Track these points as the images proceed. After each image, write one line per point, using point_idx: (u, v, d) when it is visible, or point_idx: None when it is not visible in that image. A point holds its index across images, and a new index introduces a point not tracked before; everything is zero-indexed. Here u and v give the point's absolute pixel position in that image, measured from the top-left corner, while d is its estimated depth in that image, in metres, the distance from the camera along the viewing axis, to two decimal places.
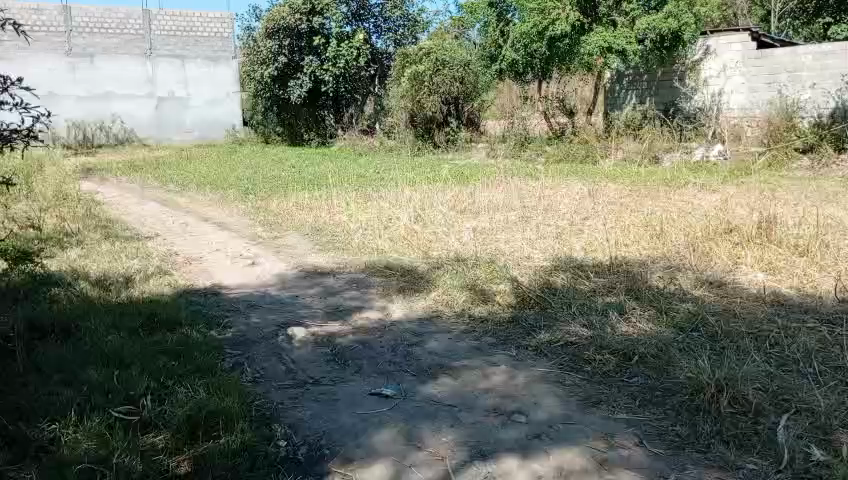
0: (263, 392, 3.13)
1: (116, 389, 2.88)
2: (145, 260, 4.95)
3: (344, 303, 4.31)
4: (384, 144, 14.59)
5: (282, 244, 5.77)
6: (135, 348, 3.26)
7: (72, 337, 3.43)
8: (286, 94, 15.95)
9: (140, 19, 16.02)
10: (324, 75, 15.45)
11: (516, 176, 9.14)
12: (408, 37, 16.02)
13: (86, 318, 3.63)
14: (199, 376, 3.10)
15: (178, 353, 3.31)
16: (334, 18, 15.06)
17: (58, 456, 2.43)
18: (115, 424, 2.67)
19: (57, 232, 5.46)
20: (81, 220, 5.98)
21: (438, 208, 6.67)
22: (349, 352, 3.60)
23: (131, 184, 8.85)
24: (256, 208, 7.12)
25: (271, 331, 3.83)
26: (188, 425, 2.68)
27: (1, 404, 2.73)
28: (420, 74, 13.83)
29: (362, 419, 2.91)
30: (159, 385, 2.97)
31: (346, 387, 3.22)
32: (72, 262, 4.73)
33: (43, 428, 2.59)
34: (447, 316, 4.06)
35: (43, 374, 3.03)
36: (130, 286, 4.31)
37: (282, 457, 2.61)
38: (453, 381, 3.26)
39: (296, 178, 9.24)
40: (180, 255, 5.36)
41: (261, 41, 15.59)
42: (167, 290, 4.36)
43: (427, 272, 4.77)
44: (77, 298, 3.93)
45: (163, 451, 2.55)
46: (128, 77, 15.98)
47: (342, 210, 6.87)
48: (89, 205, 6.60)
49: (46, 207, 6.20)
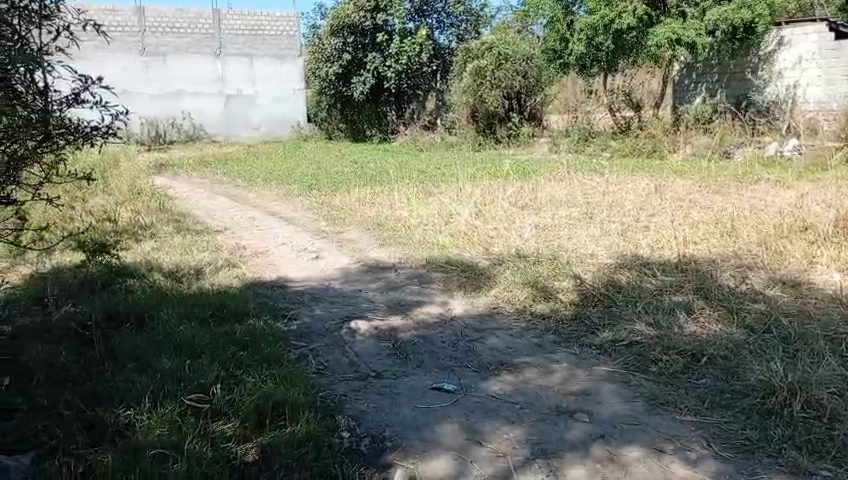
0: (327, 383, 3.19)
1: (188, 378, 2.98)
2: (214, 253, 5.11)
3: (406, 298, 4.34)
4: (445, 140, 14.63)
5: (345, 238, 5.86)
6: (206, 339, 3.37)
7: (146, 326, 3.57)
8: (350, 91, 16.19)
9: (209, 19, 16.57)
10: (387, 71, 15.60)
11: (579, 171, 9.00)
12: (471, 32, 16.06)
13: (159, 308, 3.77)
14: (266, 366, 3.18)
15: (245, 344, 3.40)
16: (398, 14, 15.27)
17: (134, 440, 2.53)
18: (186, 411, 2.77)
19: (133, 225, 5.69)
20: (154, 213, 6.21)
21: (499, 204, 6.64)
22: (411, 347, 3.62)
23: (202, 179, 9.15)
24: (320, 203, 7.25)
25: (334, 324, 3.89)
26: (255, 414, 2.75)
27: (81, 389, 2.87)
28: (482, 68, 13.88)
29: (423, 413, 2.93)
30: (228, 374, 3.06)
31: (408, 381, 3.24)
32: (146, 254, 4.92)
33: (120, 413, 2.71)
34: (508, 313, 4.04)
35: (119, 361, 3.16)
36: (200, 278, 4.46)
37: (345, 448, 2.66)
38: (515, 378, 3.25)
39: (358, 174, 9.36)
40: (247, 249, 5.51)
41: (326, 39, 15.85)
42: (235, 282, 4.49)
43: (488, 268, 4.75)
44: (151, 288, 4.09)
45: (232, 438, 2.63)
46: (199, 75, 16.52)
47: (403, 205, 6.92)
48: (162, 200, 6.86)
49: (121, 201, 6.47)
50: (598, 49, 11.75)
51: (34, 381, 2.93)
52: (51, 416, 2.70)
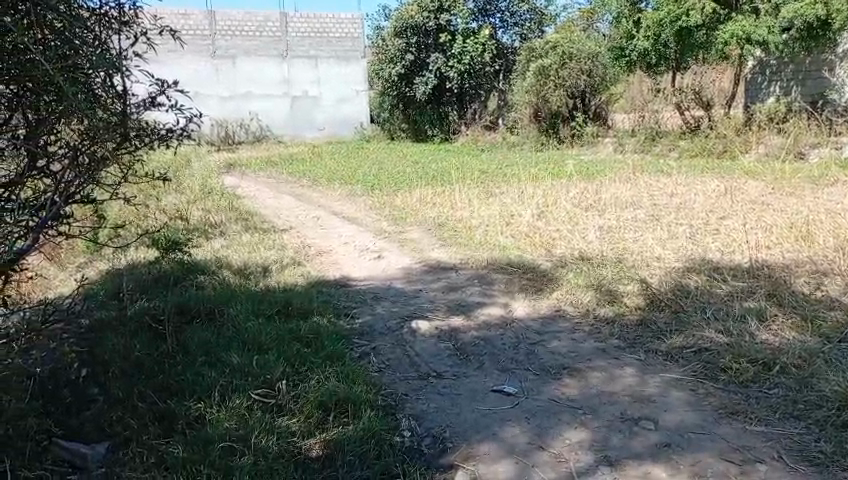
0: (389, 382, 3.22)
1: (255, 373, 3.07)
2: (281, 252, 5.23)
3: (467, 299, 4.34)
4: (507, 140, 14.58)
5: (407, 238, 5.90)
6: (272, 335, 3.46)
7: (215, 321, 3.69)
8: (412, 92, 16.28)
9: (277, 22, 16.87)
10: (449, 72, 15.63)
11: (646, 172, 8.80)
12: (535, 31, 15.93)
13: (227, 304, 3.89)
14: (329, 364, 3.24)
15: (309, 342, 3.47)
16: (461, 14, 15.34)
17: (203, 433, 2.62)
18: (253, 406, 2.85)
19: (203, 223, 5.89)
20: (223, 212, 6.41)
21: (562, 205, 6.55)
22: (472, 348, 3.62)
23: (269, 179, 9.39)
24: (383, 203, 7.33)
25: (395, 323, 3.93)
26: (319, 410, 2.81)
27: (155, 382, 2.98)
28: (546, 68, 13.79)
29: (484, 415, 2.92)
30: (293, 371, 3.13)
31: (469, 382, 3.24)
32: (216, 251, 5.08)
33: (191, 405, 2.81)
34: (571, 316, 3.99)
35: (190, 355, 3.28)
36: (266, 276, 4.57)
37: (406, 447, 2.68)
38: (577, 383, 3.20)
39: (421, 174, 9.42)
40: (312, 248, 5.62)
41: (389, 40, 15.97)
42: (300, 280, 4.59)
43: (551, 270, 4.70)
44: (220, 285, 4.22)
45: (297, 433, 2.69)
46: (267, 78, 16.93)
47: (464, 206, 6.91)
48: (230, 199, 7.07)
49: (193, 200, 6.70)
50: (667, 47, 11.49)
51: (111, 373, 3.07)
52: (127, 406, 2.82)
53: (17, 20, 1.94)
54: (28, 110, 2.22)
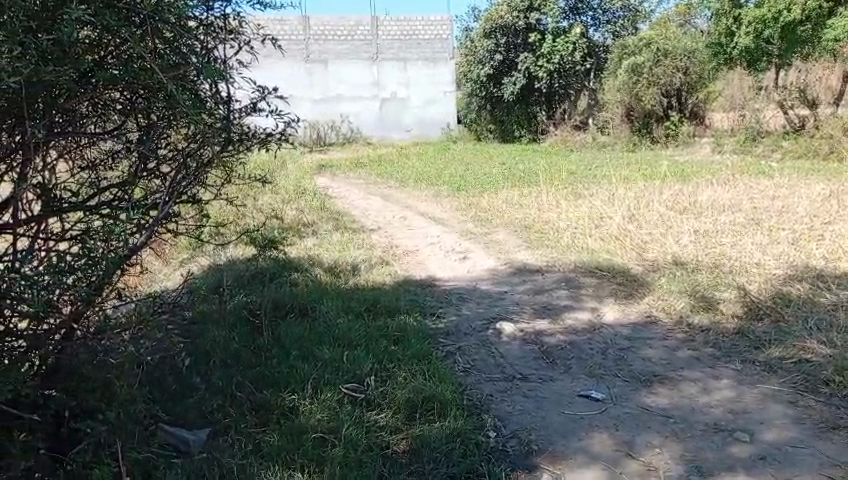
0: (474, 382, 3.24)
1: (345, 369, 3.17)
2: (369, 251, 5.35)
3: (554, 302, 4.30)
4: (597, 140, 14.28)
5: (493, 240, 5.91)
6: (361, 332, 3.56)
7: (308, 317, 3.83)
8: (500, 92, 16.20)
9: (368, 26, 17.23)
10: (538, 72, 15.48)
11: (745, 173, 8.42)
12: (628, 28, 15.60)
13: (319, 300, 4.03)
14: (417, 361, 3.30)
15: (396, 339, 3.56)
16: (552, 13, 15.16)
17: (297, 423, 2.75)
18: (343, 400, 2.95)
19: (297, 222, 6.10)
20: (315, 212, 6.61)
21: (654, 207, 6.37)
22: (558, 352, 3.59)
23: (358, 179, 9.60)
24: (468, 204, 7.35)
25: (481, 324, 3.95)
26: (407, 407, 2.88)
27: (252, 373, 3.14)
28: (639, 66, 13.43)
29: (572, 420, 2.90)
30: (381, 367, 3.22)
31: (554, 386, 3.22)
32: (308, 249, 5.26)
33: (286, 397, 2.94)
34: (664, 323, 3.89)
35: (284, 348, 3.42)
36: (356, 275, 4.70)
37: (491, 447, 2.69)
38: (668, 392, 3.12)
39: (509, 175, 9.38)
40: (399, 247, 5.72)
41: (479, 41, 15.98)
42: (388, 279, 4.68)
43: (643, 275, 4.59)
44: (312, 282, 4.37)
45: (385, 428, 2.77)
46: (358, 81, 17.27)
47: (551, 207, 6.84)
48: (321, 199, 7.29)
49: (287, 200, 6.95)
50: None
51: (212, 363, 3.24)
52: (226, 396, 2.98)
53: (133, 31, 2.12)
54: (140, 115, 2.38)
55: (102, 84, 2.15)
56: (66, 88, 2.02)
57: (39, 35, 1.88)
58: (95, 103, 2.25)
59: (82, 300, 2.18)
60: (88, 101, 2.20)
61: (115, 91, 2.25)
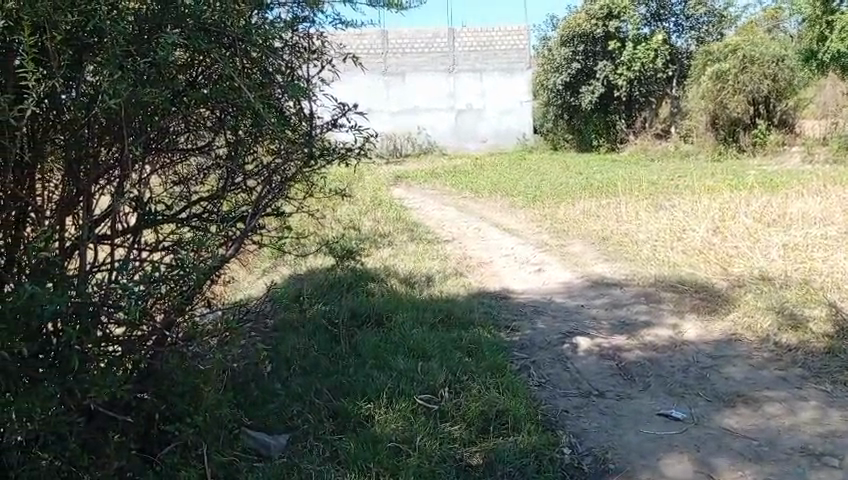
0: (548, 398, 3.22)
1: (419, 379, 3.21)
2: (444, 262, 5.40)
3: (632, 317, 4.22)
4: (679, 150, 13.89)
5: (569, 252, 5.85)
6: (435, 343, 3.60)
7: (383, 326, 3.90)
8: (578, 101, 15.89)
9: (446, 38, 17.40)
10: (618, 80, 15.17)
11: (839, 184, 7.99)
12: (713, 34, 15.19)
13: (395, 310, 4.09)
14: (490, 374, 3.30)
15: (470, 351, 3.57)
16: (632, 20, 14.91)
17: (372, 432, 2.81)
18: (417, 410, 2.99)
19: (373, 233, 6.22)
20: (392, 222, 6.73)
21: (740, 220, 6.12)
22: (637, 369, 3.52)
23: (433, 189, 9.70)
24: (544, 215, 7.31)
25: (556, 338, 3.92)
26: (481, 420, 2.89)
27: (329, 381, 3.23)
28: (724, 73, 12.95)
29: (649, 439, 2.84)
30: (455, 378, 3.25)
31: (631, 404, 3.17)
32: (384, 260, 5.35)
33: (362, 405, 3.00)
34: (749, 341, 3.74)
35: (361, 357, 3.49)
36: (431, 285, 4.75)
37: (566, 464, 2.67)
38: (751, 412, 3.01)
39: (587, 185, 9.24)
40: (474, 258, 5.74)
41: (556, 49, 15.76)
42: (462, 291, 4.71)
43: (727, 290, 4.43)
44: (388, 292, 4.44)
45: (459, 440, 2.78)
46: (434, 92, 17.38)
47: (630, 219, 6.70)
48: (398, 210, 7.41)
49: (364, 211, 7.10)
50: None
51: (292, 370, 3.35)
52: (305, 402, 3.08)
53: (223, 52, 2.22)
54: (228, 132, 2.50)
55: (193, 103, 2.27)
56: (162, 108, 2.15)
57: (135, 59, 2.00)
58: (187, 121, 2.37)
59: (173, 309, 2.31)
60: (180, 118, 2.32)
61: (205, 109, 2.36)
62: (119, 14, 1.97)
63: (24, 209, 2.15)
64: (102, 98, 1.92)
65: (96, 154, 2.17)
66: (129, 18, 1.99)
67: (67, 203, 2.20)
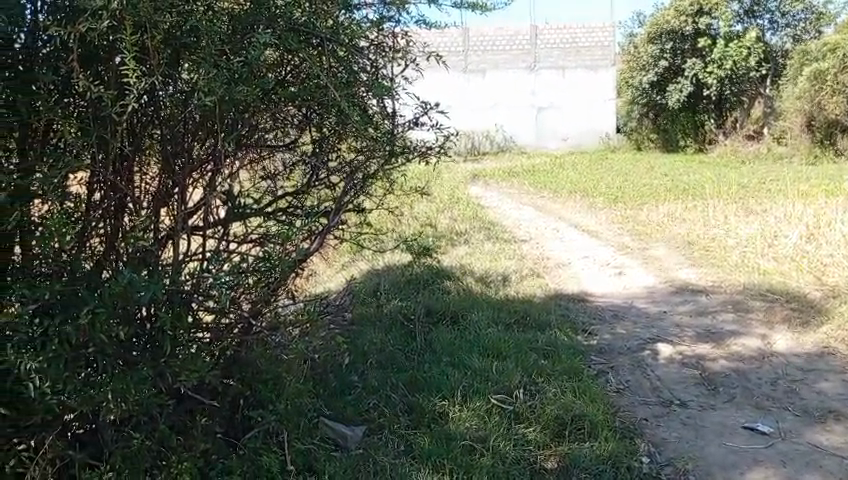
0: (627, 405, 3.15)
1: (494, 379, 3.20)
2: (521, 262, 5.36)
3: (717, 326, 4.06)
4: (772, 152, 13.46)
5: (651, 255, 5.69)
6: (511, 343, 3.58)
7: (459, 325, 3.90)
8: (664, 101, 15.15)
9: (528, 35, 17.14)
10: (708, 79, 14.45)
11: None
12: (810, 31, 14.58)
13: (471, 309, 4.09)
14: (567, 378, 3.26)
15: (546, 354, 3.54)
16: (724, 17, 14.19)
17: (446, 430, 2.83)
18: (492, 409, 2.99)
19: (450, 231, 6.22)
20: (468, 221, 6.72)
21: (837, 226, 5.79)
22: (721, 379, 3.40)
23: (510, 188, 9.61)
24: (625, 217, 7.16)
25: (637, 344, 3.82)
26: (556, 424, 2.87)
27: (405, 376, 3.26)
28: (823, 72, 12.16)
29: (733, 452, 2.75)
30: (531, 380, 3.23)
31: (715, 415, 3.06)
32: (461, 258, 5.35)
33: (437, 402, 3.03)
34: (844, 355, 3.55)
35: (436, 354, 3.51)
36: (507, 286, 4.71)
37: (645, 474, 2.61)
38: (845, 431, 2.87)
39: (671, 187, 8.98)
40: (551, 259, 5.66)
41: (643, 47, 15.04)
42: (540, 292, 4.66)
43: (821, 301, 4.22)
44: (463, 291, 4.44)
45: (533, 443, 2.77)
46: (515, 90, 17.17)
47: (717, 224, 6.43)
48: (475, 209, 7.40)
49: (441, 209, 7.12)
50: None
51: (369, 364, 3.40)
52: (381, 396, 3.13)
53: (311, 52, 2.29)
54: (313, 130, 2.57)
55: (283, 100, 2.33)
56: (253, 105, 2.23)
57: (230, 57, 2.09)
58: (275, 118, 2.44)
59: (260, 299, 2.39)
60: (269, 115, 2.39)
61: (292, 107, 2.42)
62: (214, 16, 2.07)
63: (122, 199, 2.22)
64: (198, 96, 2.02)
65: (190, 149, 2.28)
66: (224, 18, 2.09)
67: (163, 197, 2.31)
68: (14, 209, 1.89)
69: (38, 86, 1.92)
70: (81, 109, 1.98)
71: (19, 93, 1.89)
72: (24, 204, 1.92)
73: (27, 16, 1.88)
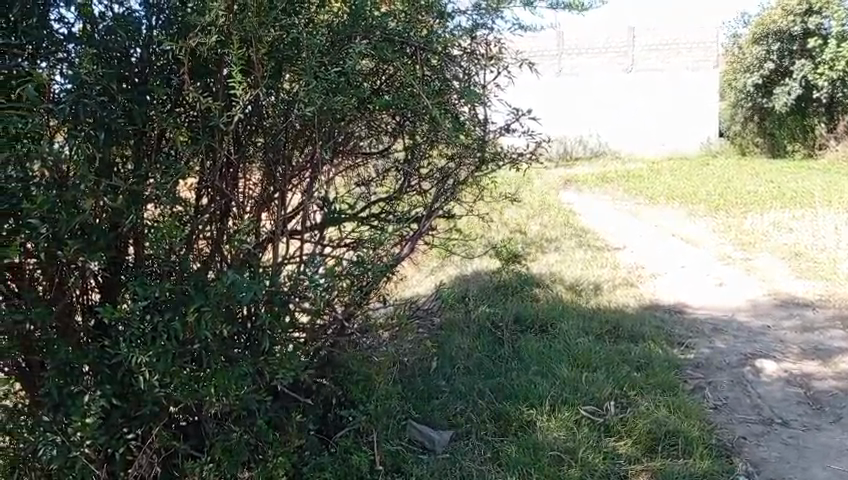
0: (725, 422, 3.03)
1: (584, 389, 3.15)
2: (614, 271, 5.23)
3: (825, 343, 3.89)
4: None
5: (753, 266, 5.43)
6: (602, 354, 3.52)
7: (549, 333, 3.86)
8: (771, 104, 13.99)
9: None
10: (818, 80, 13.07)
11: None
12: None
13: (562, 317, 4.03)
14: (661, 392, 3.17)
15: (639, 366, 3.45)
16: (836, 15, 12.49)
17: (534, 439, 2.82)
18: (581, 420, 2.95)
19: (540, 237, 6.13)
20: (559, 227, 6.62)
21: None
22: (828, 399, 3.26)
23: (604, 193, 9.37)
24: (727, 225, 6.83)
25: (736, 359, 3.67)
26: (648, 439, 2.81)
27: (492, 382, 3.26)
28: None
29: (838, 477, 2.65)
30: (622, 392, 3.16)
31: (819, 437, 2.94)
32: (551, 265, 5.27)
33: (524, 410, 3.01)
34: None
35: (524, 362, 3.48)
36: (599, 294, 4.61)
37: None
38: None
39: (776, 194, 8.53)
40: (646, 268, 5.48)
41: (747, 48, 14.12)
42: (633, 302, 4.55)
43: None
44: (553, 298, 4.40)
45: (624, 457, 2.72)
46: (609, 93, 15.94)
47: (828, 235, 6.11)
48: (567, 215, 7.26)
49: (532, 215, 7.06)
50: None
51: (457, 369, 3.41)
52: (469, 401, 3.14)
53: (405, 61, 2.36)
54: (406, 137, 2.62)
55: (377, 109, 2.42)
56: (351, 114, 2.31)
57: (328, 68, 2.16)
58: (369, 126, 2.51)
59: (354, 302, 2.46)
60: (364, 124, 2.47)
61: (387, 116, 2.49)
62: (313, 29, 2.14)
63: (227, 204, 2.35)
64: (299, 106, 2.11)
65: (290, 157, 2.38)
66: (323, 31, 2.17)
67: (264, 202, 2.43)
68: (130, 210, 2.03)
69: (152, 96, 2.03)
70: (191, 119, 2.10)
71: (135, 104, 1.99)
72: (138, 209, 2.05)
73: (142, 31, 1.99)
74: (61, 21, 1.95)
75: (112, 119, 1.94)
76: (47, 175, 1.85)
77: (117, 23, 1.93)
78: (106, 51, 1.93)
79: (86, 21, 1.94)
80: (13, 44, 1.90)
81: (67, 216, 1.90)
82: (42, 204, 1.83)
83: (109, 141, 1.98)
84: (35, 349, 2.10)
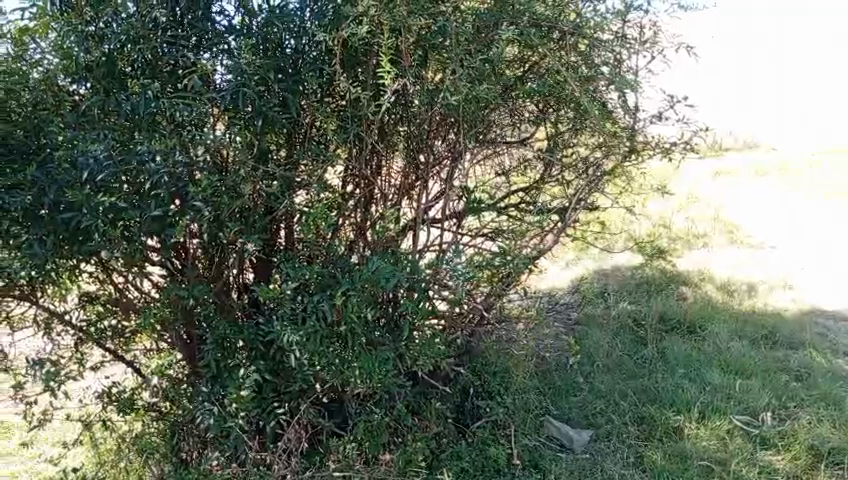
0: None
1: (737, 398, 2.94)
2: (768, 274, 4.79)
3: None
4: None
5: None
6: (757, 361, 3.26)
7: (696, 335, 3.63)
8: None
9: None
10: None
11: None
12: None
13: (711, 319, 3.74)
14: (826, 406, 2.90)
15: (799, 376, 3.18)
16: None
17: (682, 445, 2.68)
18: (734, 431, 2.76)
19: (687, 232, 5.68)
20: (708, 221, 6.07)
21: None
22: None
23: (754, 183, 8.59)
24: None
25: None
26: (809, 455, 2.61)
27: (634, 382, 3.11)
28: None
29: None
30: (779, 403, 2.93)
31: None
32: (699, 264, 4.92)
33: (671, 415, 2.84)
34: None
35: (669, 364, 3.30)
36: (754, 297, 4.27)
37: None
38: None
39: None
40: (804, 271, 4.99)
41: None
42: (791, 307, 4.20)
43: None
44: (701, 299, 4.15)
45: (783, 472, 2.55)
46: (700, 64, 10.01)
47: None
48: (717, 210, 6.65)
49: (680, 207, 6.56)
50: None
51: (596, 366, 3.29)
52: (609, 402, 3.01)
53: (551, 47, 2.27)
54: (549, 125, 2.54)
55: (520, 97, 2.37)
56: (495, 102, 2.29)
57: (474, 56, 2.14)
58: (511, 113, 2.45)
59: (494, 293, 2.44)
60: (506, 111, 2.42)
61: (531, 103, 2.44)
62: (461, 17, 2.11)
63: (371, 191, 2.41)
64: (445, 96, 2.10)
65: (433, 147, 2.38)
66: (469, 17, 2.13)
67: (407, 191, 2.45)
68: (285, 195, 2.12)
69: (305, 86, 2.08)
70: (341, 108, 2.16)
71: (289, 93, 2.05)
72: (290, 194, 2.13)
73: (298, 23, 2.04)
74: (223, 13, 2.05)
75: (269, 107, 2.01)
76: (209, 159, 2.00)
77: (275, 16, 2.02)
78: (263, 42, 2.03)
79: (245, 12, 2.04)
80: (179, 37, 2.01)
81: (229, 200, 2.03)
82: (206, 187, 1.96)
83: (265, 129, 2.06)
84: (196, 323, 2.26)
